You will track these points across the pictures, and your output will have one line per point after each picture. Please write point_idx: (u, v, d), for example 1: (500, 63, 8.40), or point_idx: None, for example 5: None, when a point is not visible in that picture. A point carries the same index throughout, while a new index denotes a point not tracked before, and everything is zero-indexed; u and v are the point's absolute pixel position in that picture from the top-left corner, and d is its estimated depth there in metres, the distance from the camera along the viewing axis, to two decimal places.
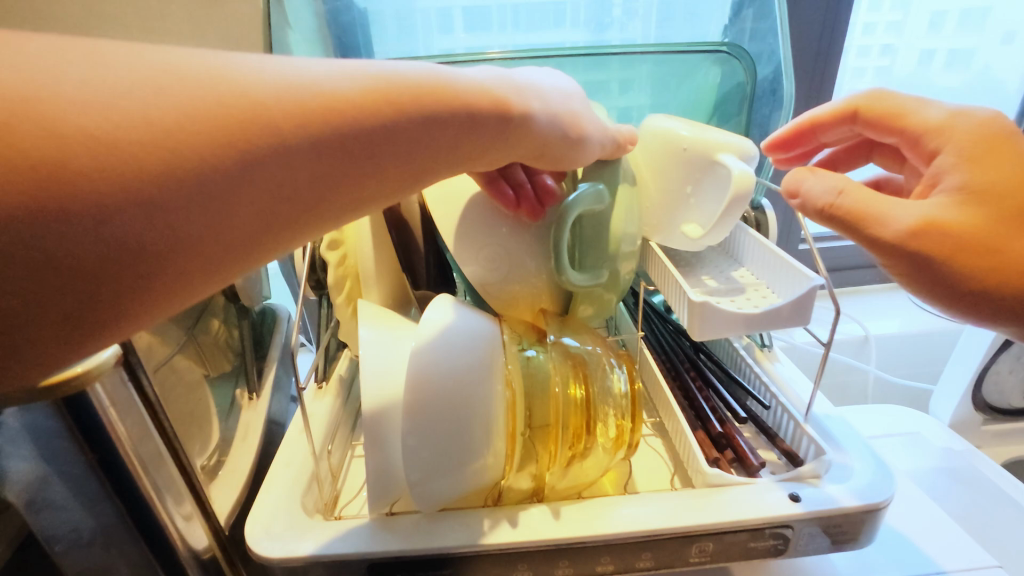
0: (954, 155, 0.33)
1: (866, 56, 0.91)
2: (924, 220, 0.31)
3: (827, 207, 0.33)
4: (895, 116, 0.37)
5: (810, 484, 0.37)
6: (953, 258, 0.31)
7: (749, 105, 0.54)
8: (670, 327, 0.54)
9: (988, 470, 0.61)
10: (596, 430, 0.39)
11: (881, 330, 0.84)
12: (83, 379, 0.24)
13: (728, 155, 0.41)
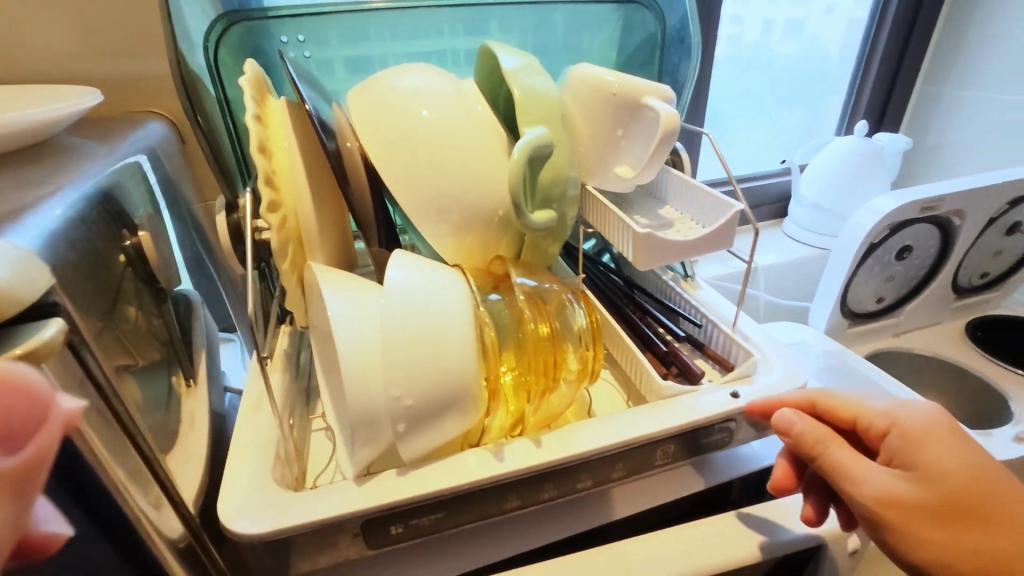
0: (904, 442, 0.37)
1: (719, 26, 1.00)
2: (888, 492, 0.35)
3: (813, 452, 0.37)
4: (848, 409, 0.40)
5: (744, 383, 0.43)
6: (916, 528, 0.34)
7: (660, 54, 0.58)
8: (602, 268, 0.57)
9: (856, 363, 0.73)
10: (562, 364, 0.41)
11: (766, 261, 0.96)
12: (29, 359, 0.21)
13: (652, 97, 0.44)
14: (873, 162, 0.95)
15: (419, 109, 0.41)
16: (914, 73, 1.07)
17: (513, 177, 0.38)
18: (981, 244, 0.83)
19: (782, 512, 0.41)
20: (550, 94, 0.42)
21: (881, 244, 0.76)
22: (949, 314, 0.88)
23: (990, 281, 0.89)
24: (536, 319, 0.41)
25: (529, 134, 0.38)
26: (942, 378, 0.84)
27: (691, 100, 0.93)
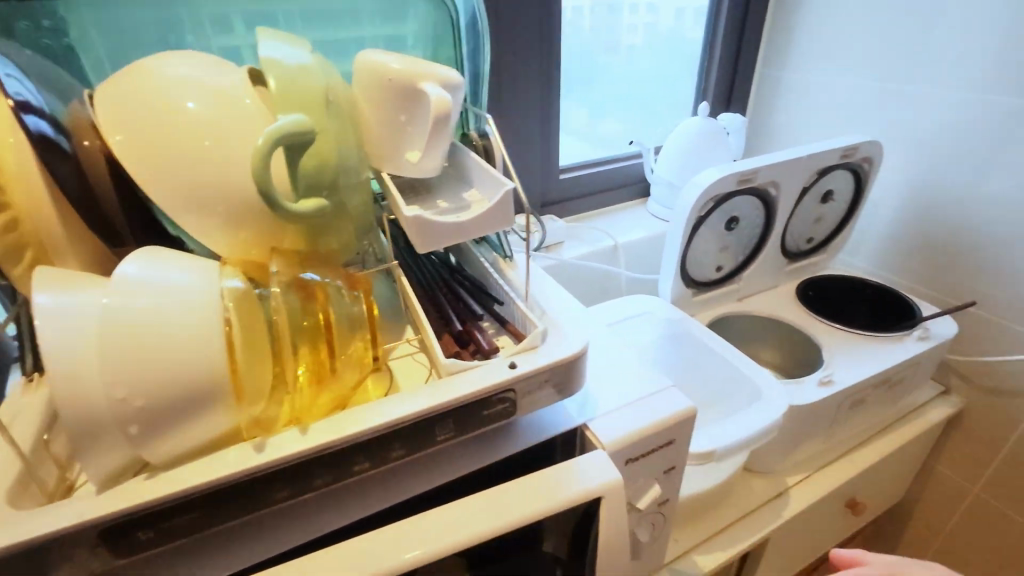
0: None
1: (610, 12, 1.03)
2: None
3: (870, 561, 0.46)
4: None
5: (527, 353, 0.45)
6: None
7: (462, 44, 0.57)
8: (432, 259, 0.58)
9: (694, 328, 0.80)
10: (338, 352, 0.42)
11: (628, 238, 1.01)
12: None
13: (429, 83, 0.44)
14: (714, 141, 1.02)
15: (184, 100, 0.39)
16: (753, 57, 1.15)
17: (260, 165, 0.36)
18: (801, 210, 0.91)
19: (568, 475, 0.44)
20: (320, 80, 0.41)
21: (709, 216, 0.81)
22: (783, 277, 0.98)
23: (816, 244, 0.99)
24: (305, 302, 0.41)
25: (286, 120, 0.37)
26: (775, 335, 0.93)
27: (543, 86, 0.96)
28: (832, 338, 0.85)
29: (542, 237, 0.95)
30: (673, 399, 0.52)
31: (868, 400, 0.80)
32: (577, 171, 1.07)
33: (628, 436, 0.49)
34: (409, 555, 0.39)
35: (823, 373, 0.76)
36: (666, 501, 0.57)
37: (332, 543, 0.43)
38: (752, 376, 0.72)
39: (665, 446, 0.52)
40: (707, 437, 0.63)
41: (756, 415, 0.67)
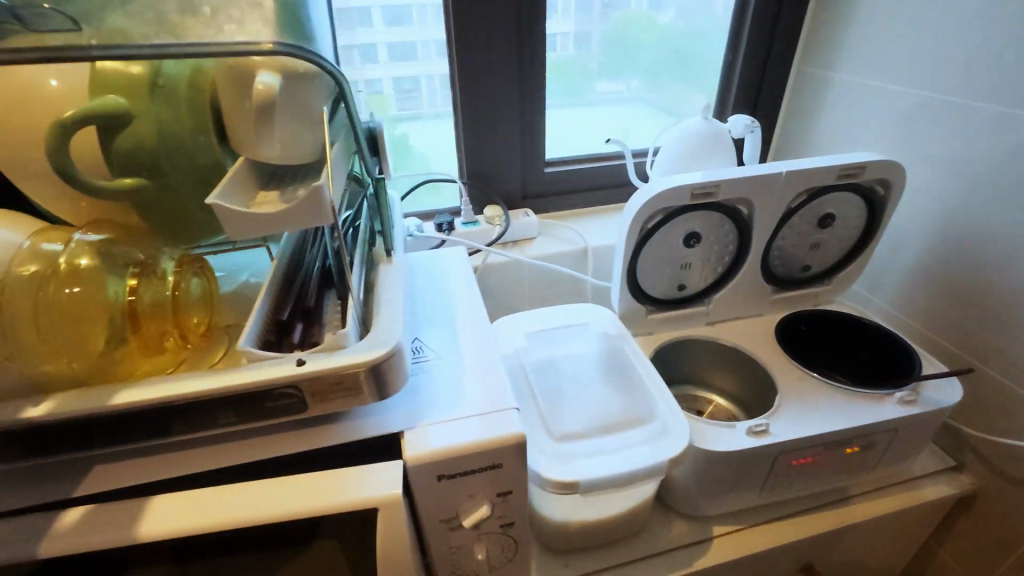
0: None
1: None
2: None
3: None
4: None
5: (325, 354, 0.44)
6: None
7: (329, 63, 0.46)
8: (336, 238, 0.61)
9: (627, 348, 0.75)
10: (146, 332, 0.46)
11: (600, 242, 0.94)
12: None
13: (263, 74, 0.43)
14: (711, 143, 0.92)
15: (42, 79, 0.43)
16: (786, 51, 1.00)
17: (50, 146, 0.40)
18: (789, 233, 0.80)
19: (367, 475, 0.44)
20: (176, 75, 0.43)
21: (658, 230, 0.74)
22: (768, 306, 0.86)
23: (815, 273, 0.87)
24: (120, 271, 0.45)
25: (93, 105, 0.41)
26: (741, 370, 0.85)
27: (522, 78, 0.91)
28: (796, 384, 0.74)
29: (505, 233, 0.93)
30: (506, 422, 0.50)
31: (818, 461, 0.70)
32: (562, 167, 1.02)
33: (439, 450, 0.47)
34: (167, 525, 0.42)
35: (756, 422, 0.67)
36: (512, 524, 0.55)
37: (145, 493, 0.46)
38: (662, 410, 0.65)
39: (489, 468, 0.49)
40: (581, 463, 0.59)
41: (648, 451, 0.60)
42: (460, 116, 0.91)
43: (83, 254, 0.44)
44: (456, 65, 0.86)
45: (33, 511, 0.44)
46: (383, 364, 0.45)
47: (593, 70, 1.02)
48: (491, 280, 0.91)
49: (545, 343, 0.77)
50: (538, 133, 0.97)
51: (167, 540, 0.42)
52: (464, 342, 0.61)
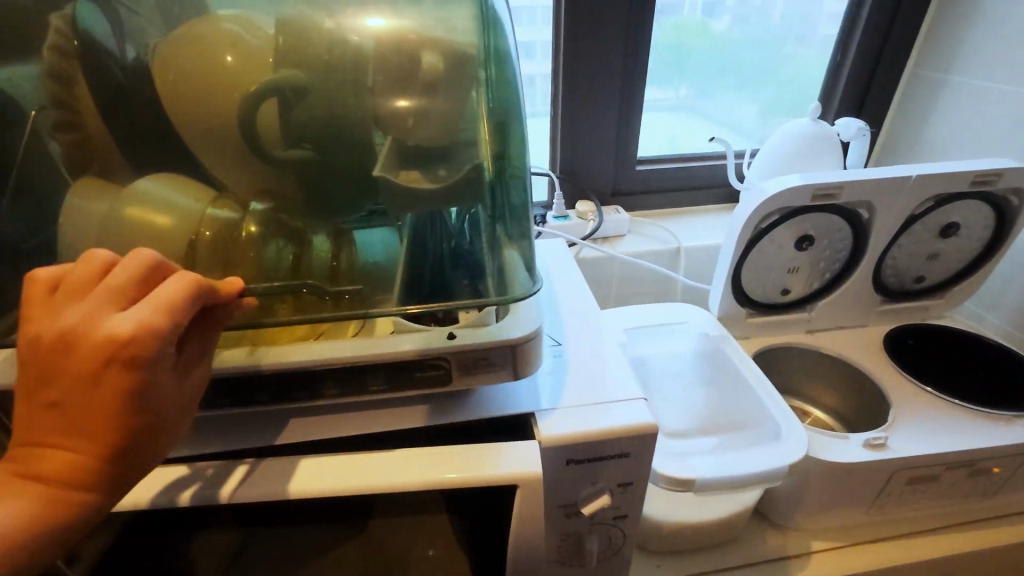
0: None
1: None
2: None
3: None
4: None
5: (472, 331, 0.45)
6: None
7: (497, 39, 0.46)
8: None
9: (730, 350, 0.73)
10: (301, 298, 0.47)
11: (693, 242, 0.93)
12: None
13: (428, 54, 0.44)
14: (819, 145, 0.89)
15: (218, 51, 0.44)
16: (900, 53, 0.96)
17: (244, 110, 0.43)
18: (908, 241, 0.76)
19: (504, 452, 0.45)
20: (355, 52, 0.45)
21: (770, 231, 0.72)
22: (874, 317, 0.83)
23: (928, 285, 0.83)
24: (285, 239, 0.47)
25: (276, 78, 0.44)
26: (845, 381, 0.81)
27: (625, 73, 0.91)
28: (912, 399, 0.71)
29: (598, 228, 0.92)
30: (636, 411, 0.49)
31: (936, 482, 0.67)
32: (654, 166, 1.01)
33: (571, 435, 0.47)
34: (321, 484, 0.43)
35: (875, 434, 0.64)
36: (624, 516, 0.54)
37: (286, 452, 0.48)
38: (775, 416, 0.64)
39: (616, 457, 0.49)
40: (697, 462, 0.58)
41: (764, 455, 0.58)
42: (558, 108, 0.92)
43: (253, 221, 0.46)
44: (561, 57, 0.88)
45: (193, 460, 0.46)
46: (524, 345, 0.45)
47: (693, 68, 1.00)
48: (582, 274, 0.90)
49: (644, 338, 0.75)
50: (634, 130, 0.96)
51: (318, 499, 0.44)
52: (577, 329, 0.61)
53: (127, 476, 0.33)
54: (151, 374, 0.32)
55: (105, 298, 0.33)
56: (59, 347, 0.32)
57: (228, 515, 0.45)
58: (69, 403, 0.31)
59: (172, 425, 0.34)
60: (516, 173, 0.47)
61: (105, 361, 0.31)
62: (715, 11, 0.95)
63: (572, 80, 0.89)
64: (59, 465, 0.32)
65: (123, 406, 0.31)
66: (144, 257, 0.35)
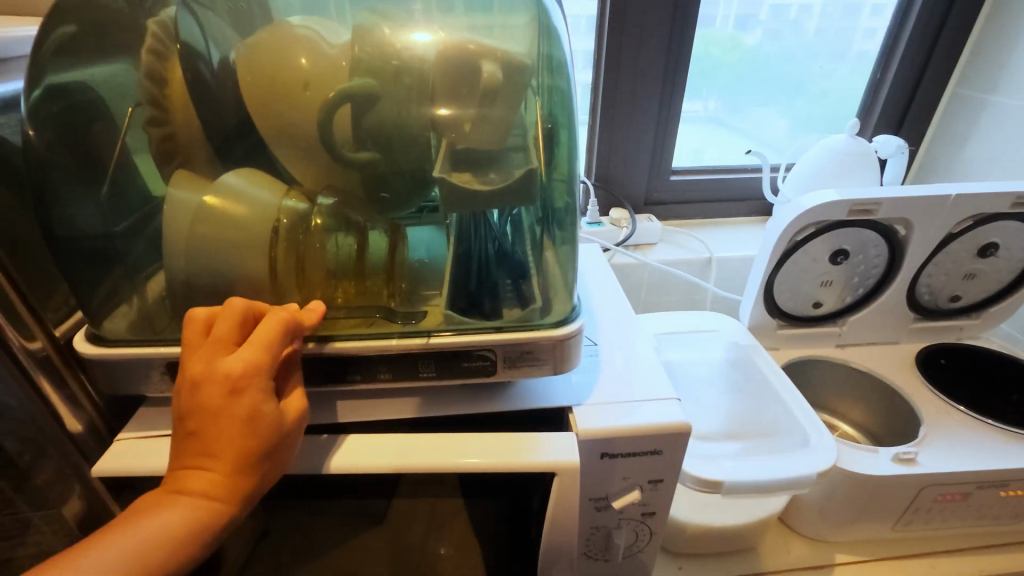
0: None
1: (754, 9, 0.95)
2: None
3: None
4: None
5: (517, 325, 0.48)
6: None
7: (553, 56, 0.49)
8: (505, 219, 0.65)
9: (760, 359, 0.74)
10: (362, 289, 0.50)
11: (725, 253, 0.94)
12: None
13: (487, 63, 0.46)
14: (857, 160, 0.89)
15: (297, 57, 0.48)
16: (942, 72, 0.96)
17: (323, 115, 0.47)
18: (946, 259, 0.76)
19: (543, 441, 0.48)
20: (421, 59, 0.48)
21: (806, 243, 0.74)
22: (907, 334, 0.83)
23: (965, 305, 0.82)
24: (345, 232, 0.50)
25: (349, 86, 0.47)
26: (875, 397, 0.81)
27: (664, 85, 0.93)
28: (943, 416, 0.71)
29: (631, 235, 0.94)
30: (670, 411, 0.51)
31: (966, 500, 0.67)
32: (688, 176, 1.02)
33: (608, 430, 0.49)
34: (373, 461, 0.46)
35: (905, 449, 0.65)
36: (651, 513, 0.55)
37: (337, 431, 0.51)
38: (804, 426, 0.64)
39: (648, 454, 0.51)
40: (728, 465, 0.59)
41: (793, 463, 0.59)
42: (597, 116, 0.94)
43: (321, 214, 0.50)
44: (602, 66, 0.90)
45: None
46: (567, 341, 0.48)
47: (729, 81, 1.02)
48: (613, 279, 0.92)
49: (675, 344, 0.77)
50: (670, 141, 0.98)
51: (369, 475, 0.47)
52: (614, 330, 0.63)
53: (254, 490, 0.40)
54: (258, 397, 0.40)
55: (221, 342, 0.40)
56: (189, 388, 0.39)
57: (284, 486, 0.49)
58: (204, 434, 0.38)
59: (286, 445, 0.41)
60: (562, 179, 0.50)
61: (229, 393, 0.39)
62: (745, 26, 0.97)
63: (610, 89, 0.92)
64: (202, 484, 0.38)
65: (246, 427, 0.39)
66: (241, 306, 0.42)
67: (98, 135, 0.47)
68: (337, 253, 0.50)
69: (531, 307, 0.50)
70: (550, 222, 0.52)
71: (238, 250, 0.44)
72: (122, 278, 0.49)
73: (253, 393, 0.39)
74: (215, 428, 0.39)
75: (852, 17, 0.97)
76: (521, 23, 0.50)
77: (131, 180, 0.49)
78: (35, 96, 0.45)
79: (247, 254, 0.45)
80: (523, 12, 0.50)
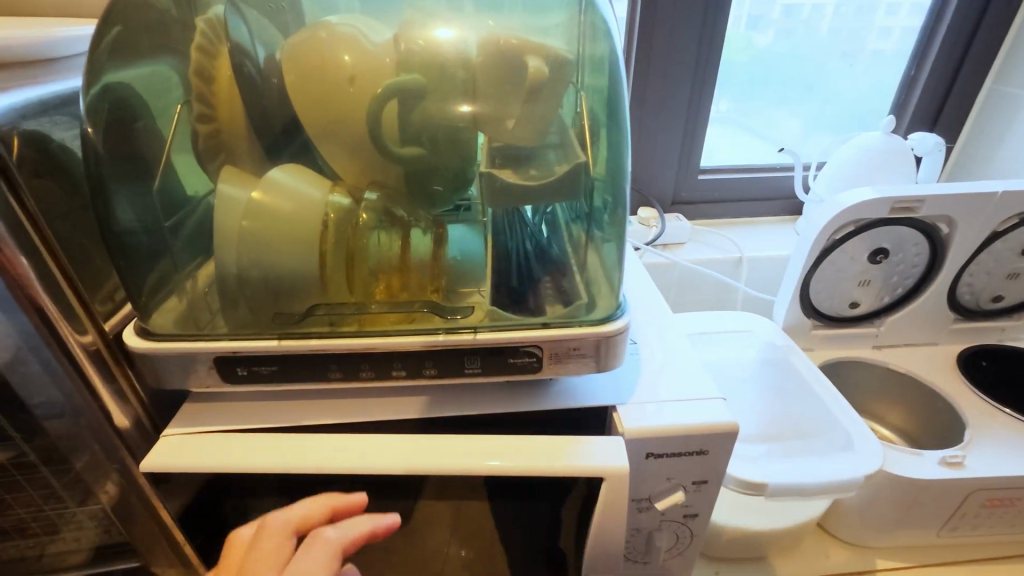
0: None
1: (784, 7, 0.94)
2: None
3: None
4: None
5: (563, 323, 0.47)
6: None
7: (597, 54, 0.49)
8: None
9: (799, 362, 0.73)
10: (406, 286, 0.49)
11: (755, 253, 0.93)
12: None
13: (533, 59, 0.46)
14: (892, 159, 0.88)
15: (343, 55, 0.48)
16: (979, 69, 0.94)
17: (370, 111, 0.47)
18: (988, 259, 0.74)
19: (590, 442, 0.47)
20: (469, 54, 0.48)
21: (844, 243, 0.72)
22: (947, 335, 0.81)
23: (1007, 306, 0.80)
24: (389, 229, 0.50)
25: (394, 81, 0.47)
26: (914, 400, 0.80)
27: (693, 84, 0.92)
28: (988, 420, 0.69)
29: (660, 235, 0.94)
30: (717, 411, 0.50)
31: (1014, 506, 0.65)
32: (717, 176, 1.01)
33: (654, 429, 0.48)
34: (420, 459, 0.46)
35: (952, 452, 0.63)
36: (694, 515, 0.54)
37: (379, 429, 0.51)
38: (846, 428, 0.63)
39: (694, 454, 0.50)
40: (772, 468, 0.58)
41: (840, 467, 0.58)
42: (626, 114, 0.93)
43: (366, 210, 0.49)
44: (631, 65, 0.90)
45: (298, 430, 0.49)
46: (613, 339, 0.48)
47: (757, 80, 1.01)
48: None
49: (710, 344, 0.75)
50: (698, 141, 0.97)
51: (413, 472, 0.46)
52: (652, 327, 0.62)
53: None
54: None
55: None
56: None
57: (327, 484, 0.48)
58: None
59: None
60: (604, 176, 0.49)
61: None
62: (758, 25, 0.95)
63: (640, 91, 0.91)
64: None
65: None
66: None
67: (150, 132, 0.49)
68: (383, 250, 0.49)
69: (575, 304, 0.50)
70: (587, 218, 0.52)
71: (288, 245, 0.44)
72: (171, 271, 0.49)
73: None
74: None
75: (866, 16, 0.96)
76: (561, 24, 0.50)
77: (174, 179, 0.50)
78: (93, 92, 0.46)
79: (297, 249, 0.45)
80: (563, 12, 0.50)
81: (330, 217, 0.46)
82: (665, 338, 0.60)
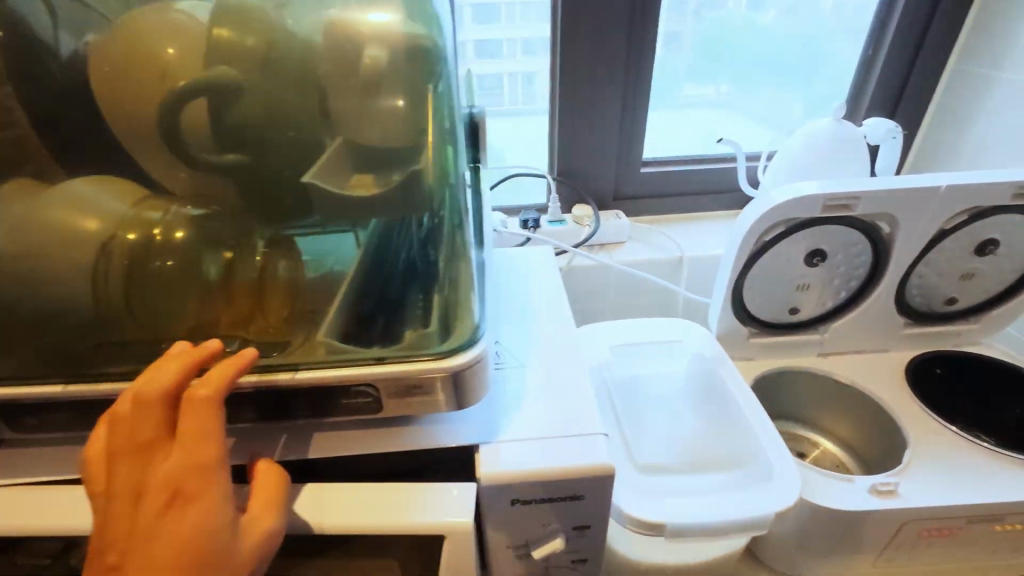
0: None
1: None
2: None
3: None
4: None
5: (403, 353, 0.41)
6: None
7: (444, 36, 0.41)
8: None
9: (726, 376, 0.66)
10: (227, 317, 0.42)
11: (697, 252, 0.86)
12: None
13: (366, 48, 0.40)
14: (841, 148, 0.80)
15: (136, 44, 0.40)
16: (941, 47, 0.86)
17: (169, 112, 0.40)
18: (938, 259, 0.67)
19: (438, 494, 0.41)
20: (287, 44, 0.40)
21: (775, 243, 0.65)
22: (897, 341, 0.74)
23: (962, 309, 0.73)
24: (211, 248, 0.43)
25: (200, 76, 0.40)
26: (860, 411, 0.73)
27: (627, 69, 0.85)
28: (932, 439, 0.63)
29: (594, 234, 0.87)
30: (595, 449, 0.44)
31: (955, 535, 0.59)
32: (662, 168, 0.94)
33: (518, 474, 0.42)
34: None
35: (883, 479, 0.57)
36: (583, 560, 0.49)
37: None
38: (765, 451, 0.57)
39: (568, 499, 0.44)
40: (677, 503, 0.52)
41: (752, 501, 0.52)
42: (556, 104, 0.86)
43: (180, 226, 0.43)
44: (556, 50, 0.82)
45: None
46: (465, 373, 0.41)
47: (712, 64, 0.94)
48: (574, 284, 0.85)
49: (633, 357, 0.69)
50: (638, 132, 0.90)
51: None
52: (550, 344, 0.56)
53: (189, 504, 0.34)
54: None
55: None
56: None
57: None
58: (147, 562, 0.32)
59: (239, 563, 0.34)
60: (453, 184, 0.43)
61: (169, 501, 0.33)
62: (762, 4, 0.89)
63: (570, 80, 0.84)
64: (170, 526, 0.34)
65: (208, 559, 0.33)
66: None
67: None
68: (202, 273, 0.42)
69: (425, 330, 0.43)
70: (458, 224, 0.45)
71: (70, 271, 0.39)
72: None
73: (196, 431, 0.35)
74: (130, 431, 0.35)
75: None
76: None
77: None
78: None
79: (81, 275, 0.39)
80: None
81: (122, 237, 0.40)
82: (562, 360, 0.54)
